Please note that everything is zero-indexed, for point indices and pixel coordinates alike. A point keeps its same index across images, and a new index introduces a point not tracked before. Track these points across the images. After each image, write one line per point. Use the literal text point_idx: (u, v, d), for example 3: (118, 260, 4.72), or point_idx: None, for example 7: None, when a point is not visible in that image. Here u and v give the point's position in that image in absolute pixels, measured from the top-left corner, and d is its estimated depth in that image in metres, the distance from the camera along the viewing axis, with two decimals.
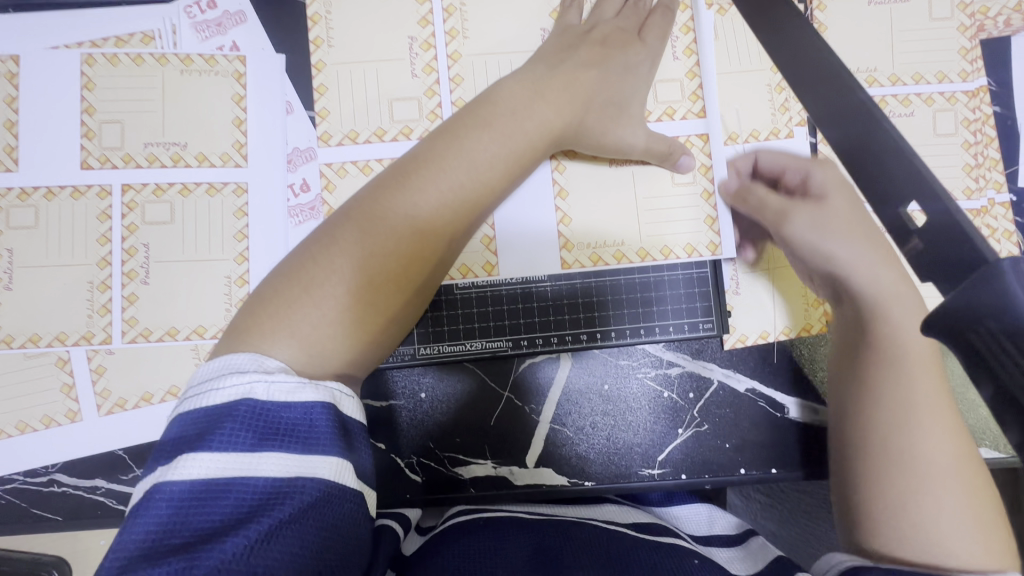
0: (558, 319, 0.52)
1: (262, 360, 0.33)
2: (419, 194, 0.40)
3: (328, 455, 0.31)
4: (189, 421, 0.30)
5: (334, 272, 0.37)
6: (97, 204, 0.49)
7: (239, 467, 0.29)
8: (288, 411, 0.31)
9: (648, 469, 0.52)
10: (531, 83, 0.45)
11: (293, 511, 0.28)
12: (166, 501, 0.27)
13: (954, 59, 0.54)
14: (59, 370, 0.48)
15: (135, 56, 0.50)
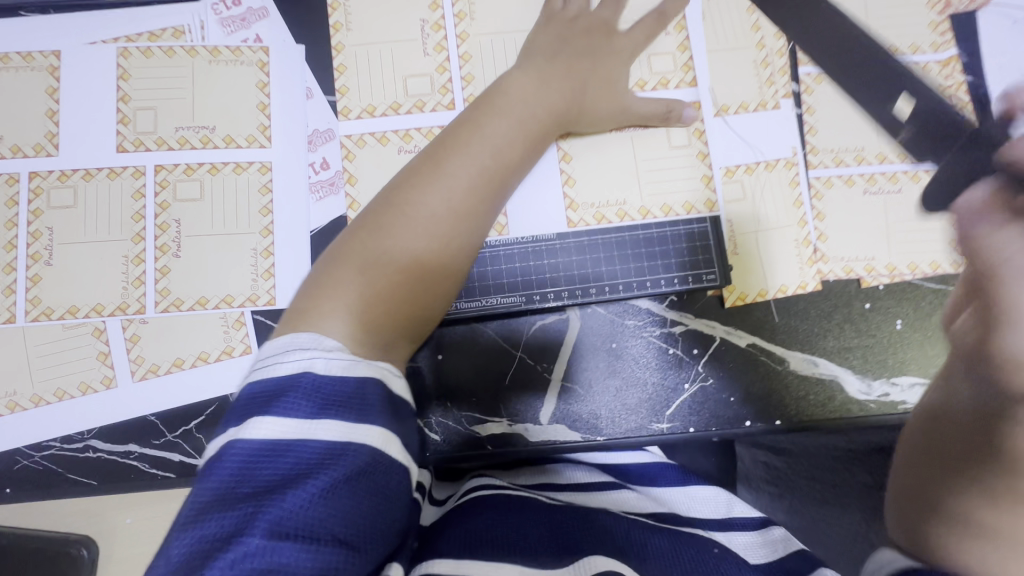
0: (575, 291, 0.55)
1: (322, 340, 0.35)
2: (426, 197, 0.44)
3: (375, 425, 0.33)
4: (257, 390, 0.33)
5: (381, 254, 0.41)
6: (132, 183, 0.52)
7: (299, 432, 0.31)
8: (344, 383, 0.33)
9: (658, 423, 0.54)
10: (538, 77, 0.51)
11: (341, 474, 0.31)
12: (238, 458, 0.30)
13: (925, 32, 0.58)
14: (95, 339, 0.50)
15: (167, 49, 0.54)
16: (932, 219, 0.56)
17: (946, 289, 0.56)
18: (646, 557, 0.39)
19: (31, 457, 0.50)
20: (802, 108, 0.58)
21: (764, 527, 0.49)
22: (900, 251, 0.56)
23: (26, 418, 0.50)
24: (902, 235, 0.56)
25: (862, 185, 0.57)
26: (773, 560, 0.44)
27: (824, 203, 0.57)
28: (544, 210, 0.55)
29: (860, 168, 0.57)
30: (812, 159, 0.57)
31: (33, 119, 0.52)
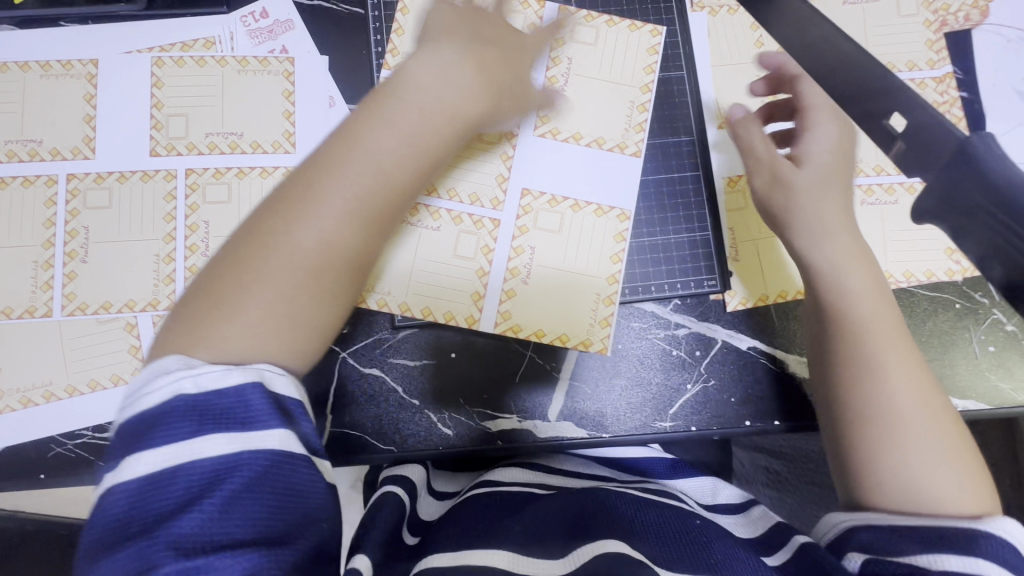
0: (615, 279, 0.56)
1: (187, 359, 0.36)
2: (318, 199, 0.41)
3: (265, 429, 0.35)
4: (131, 423, 0.35)
5: (294, 222, 0.41)
6: (164, 185, 0.55)
7: (181, 456, 0.33)
8: (217, 397, 0.35)
9: (661, 422, 0.56)
10: (449, 62, 0.48)
11: (240, 484, 0.33)
12: (123, 499, 0.32)
13: (922, 50, 0.60)
14: (127, 334, 0.53)
15: (198, 58, 0.57)
16: (927, 230, 0.58)
17: (940, 297, 0.59)
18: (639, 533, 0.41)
19: (64, 445, 0.52)
20: None
21: (744, 510, 0.51)
22: (896, 260, 0.58)
23: (59, 407, 0.52)
24: (897, 244, 0.59)
25: (859, 196, 0.59)
26: (757, 534, 0.46)
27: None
28: (557, 213, 0.57)
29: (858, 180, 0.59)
30: None
31: (71, 123, 0.55)
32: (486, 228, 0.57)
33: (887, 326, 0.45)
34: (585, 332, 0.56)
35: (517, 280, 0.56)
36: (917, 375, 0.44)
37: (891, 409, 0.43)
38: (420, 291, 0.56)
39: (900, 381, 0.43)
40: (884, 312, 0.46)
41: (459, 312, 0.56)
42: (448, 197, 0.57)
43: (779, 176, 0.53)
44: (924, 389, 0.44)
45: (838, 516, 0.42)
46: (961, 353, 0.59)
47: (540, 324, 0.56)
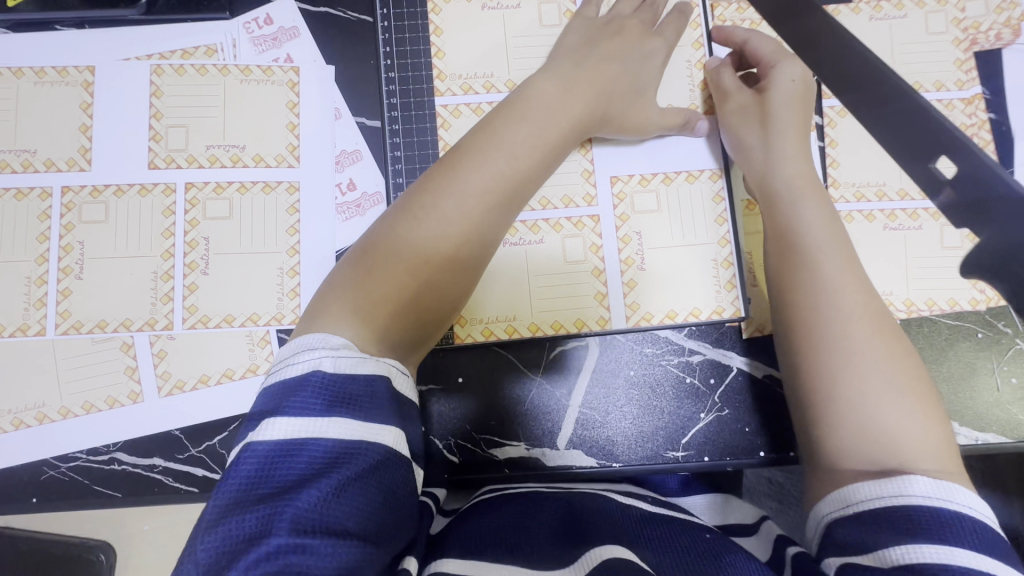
0: (730, 262, 0.54)
1: (329, 338, 0.37)
2: (442, 207, 0.43)
3: (385, 424, 0.35)
4: (271, 391, 0.35)
5: (417, 225, 0.42)
6: (162, 200, 0.53)
7: (313, 429, 0.33)
8: (352, 382, 0.35)
9: (673, 451, 0.55)
10: (562, 83, 0.50)
11: (355, 470, 0.33)
12: (254, 459, 0.32)
13: (950, 70, 0.58)
14: (123, 354, 0.51)
15: (199, 66, 0.55)
16: (950, 257, 0.57)
17: (962, 326, 0.57)
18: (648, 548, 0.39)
19: (57, 468, 0.51)
20: (824, 142, 0.58)
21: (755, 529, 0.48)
22: (918, 288, 0.57)
23: (54, 429, 0.51)
24: (920, 271, 0.57)
25: (882, 220, 0.57)
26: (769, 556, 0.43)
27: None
28: (652, 192, 0.55)
29: (880, 204, 0.58)
30: (833, 193, 0.58)
31: (66, 133, 0.53)
32: (588, 227, 0.55)
33: (841, 264, 0.47)
34: (715, 300, 0.54)
35: (634, 268, 0.55)
36: (884, 344, 0.44)
37: (843, 354, 0.44)
38: (542, 305, 0.54)
39: (845, 323, 0.44)
40: (839, 248, 0.48)
41: (520, 321, 0.54)
42: (540, 208, 0.55)
43: (742, 119, 0.54)
44: (903, 372, 0.43)
45: (822, 510, 0.40)
46: (982, 384, 0.57)
47: (646, 309, 0.54)
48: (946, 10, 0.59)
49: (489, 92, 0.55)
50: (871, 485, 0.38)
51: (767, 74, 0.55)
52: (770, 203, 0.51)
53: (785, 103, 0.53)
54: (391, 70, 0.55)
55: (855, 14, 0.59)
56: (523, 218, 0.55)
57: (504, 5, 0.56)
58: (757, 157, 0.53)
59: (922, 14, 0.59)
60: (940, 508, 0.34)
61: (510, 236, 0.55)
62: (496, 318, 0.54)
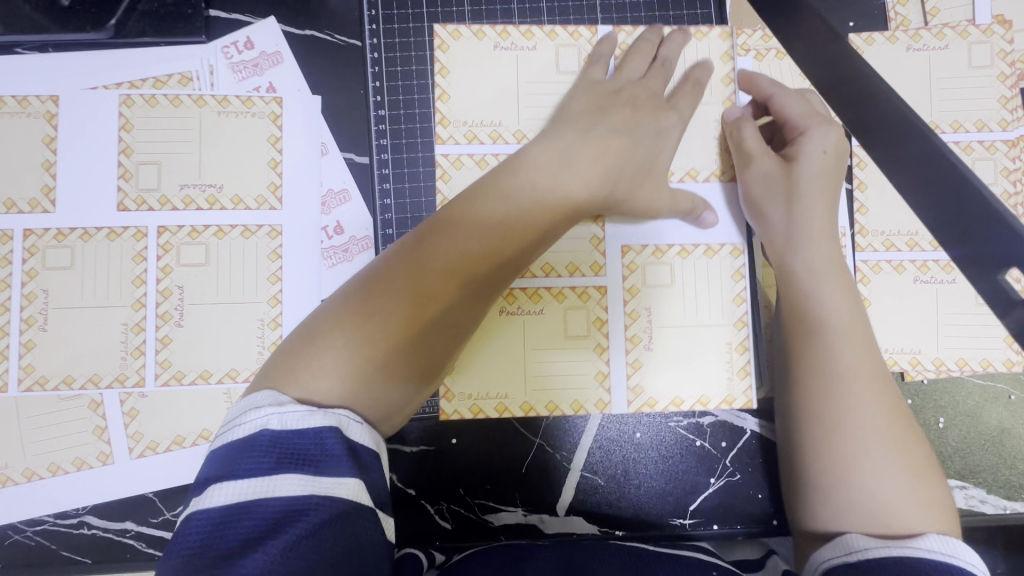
0: (745, 347, 0.51)
1: (276, 396, 0.33)
2: (450, 251, 0.39)
3: (339, 473, 0.31)
4: (215, 455, 0.31)
5: (468, 218, 0.40)
6: (133, 245, 0.49)
7: (259, 490, 0.29)
8: (301, 436, 0.31)
9: (680, 519, 0.51)
10: (573, 121, 0.45)
11: (308, 529, 0.29)
12: (195, 529, 0.28)
13: (994, 108, 0.53)
14: (92, 413, 0.48)
15: (172, 97, 0.50)
16: (985, 314, 0.52)
17: (993, 387, 0.53)
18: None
19: (24, 532, 0.48)
20: (852, 184, 0.54)
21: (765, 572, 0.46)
22: (949, 346, 0.52)
23: (19, 491, 0.47)
24: (951, 328, 0.53)
25: (913, 272, 0.53)
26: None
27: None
28: (666, 264, 0.51)
29: (911, 254, 0.53)
30: (860, 241, 0.53)
31: (28, 171, 0.49)
32: (594, 299, 0.51)
33: (854, 344, 0.43)
34: (725, 389, 0.50)
35: (641, 347, 0.51)
36: (898, 435, 0.41)
37: (855, 457, 0.40)
38: (542, 382, 0.50)
39: (859, 419, 0.41)
40: (858, 326, 0.44)
41: (513, 399, 0.50)
42: (543, 274, 0.51)
43: (762, 190, 0.49)
44: (914, 461, 0.40)
45: (821, 556, 0.38)
46: (1013, 449, 0.53)
47: (650, 394, 0.50)
48: (992, 40, 0.53)
49: (495, 143, 0.50)
50: (875, 536, 0.37)
51: (796, 140, 0.49)
52: (787, 280, 0.47)
53: (813, 179, 0.47)
54: (381, 108, 0.51)
55: (891, 44, 0.54)
56: (523, 286, 0.51)
57: (519, 45, 0.51)
58: (778, 231, 0.48)
59: (966, 44, 0.53)
60: (948, 563, 0.34)
61: (508, 305, 0.51)
62: (488, 394, 0.50)
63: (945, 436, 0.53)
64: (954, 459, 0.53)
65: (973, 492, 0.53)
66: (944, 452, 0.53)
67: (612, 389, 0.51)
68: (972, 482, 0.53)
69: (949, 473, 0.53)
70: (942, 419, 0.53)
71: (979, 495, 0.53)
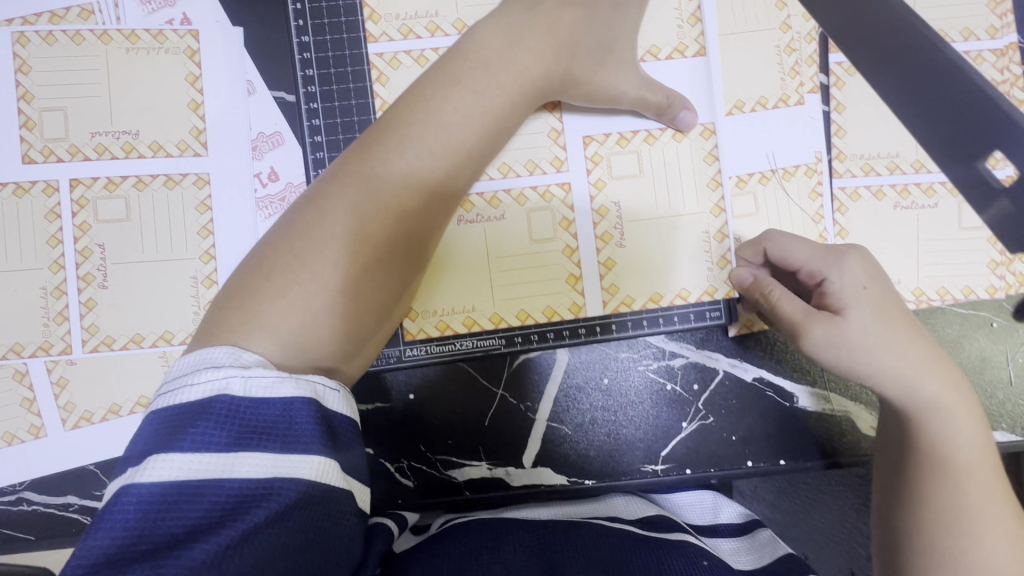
0: (724, 233, 0.47)
1: (239, 354, 0.29)
2: (406, 154, 0.36)
3: (308, 455, 0.27)
4: (162, 418, 0.27)
5: (420, 136, 0.37)
6: (44, 201, 0.44)
7: (211, 469, 0.25)
8: (265, 408, 0.27)
9: (651, 464, 0.49)
10: (512, 35, 0.40)
11: (270, 516, 0.26)
12: (134, 507, 0.24)
13: (981, 13, 0.49)
14: (17, 384, 0.44)
15: (73, 34, 0.45)
16: (967, 239, 0.49)
17: (976, 316, 0.50)
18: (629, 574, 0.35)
19: None
20: (830, 105, 0.49)
21: (748, 532, 0.45)
22: (930, 274, 0.49)
23: None
24: (933, 256, 0.50)
25: (893, 197, 0.49)
26: (762, 564, 0.41)
27: (768, 188, 0.48)
28: (632, 153, 0.46)
29: (891, 178, 0.49)
30: (838, 166, 0.49)
31: None
32: (557, 198, 0.46)
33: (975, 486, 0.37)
34: (706, 280, 0.47)
35: (612, 246, 0.47)
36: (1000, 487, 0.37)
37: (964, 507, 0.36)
38: (510, 291, 0.47)
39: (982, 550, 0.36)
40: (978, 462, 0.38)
41: (482, 312, 0.47)
42: (501, 177, 0.46)
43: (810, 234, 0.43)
44: None
45: None
46: (996, 379, 0.50)
47: (626, 292, 0.47)
48: None
49: (433, 36, 0.45)
50: None
51: (821, 292, 0.42)
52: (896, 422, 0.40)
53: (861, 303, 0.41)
54: (304, 33, 0.45)
55: None
56: (479, 189, 0.46)
57: None
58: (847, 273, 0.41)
59: None
60: None
61: (466, 213, 0.46)
62: (453, 309, 0.47)
63: None
64: None
65: None
66: None
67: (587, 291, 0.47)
68: None
69: None
70: None
71: None
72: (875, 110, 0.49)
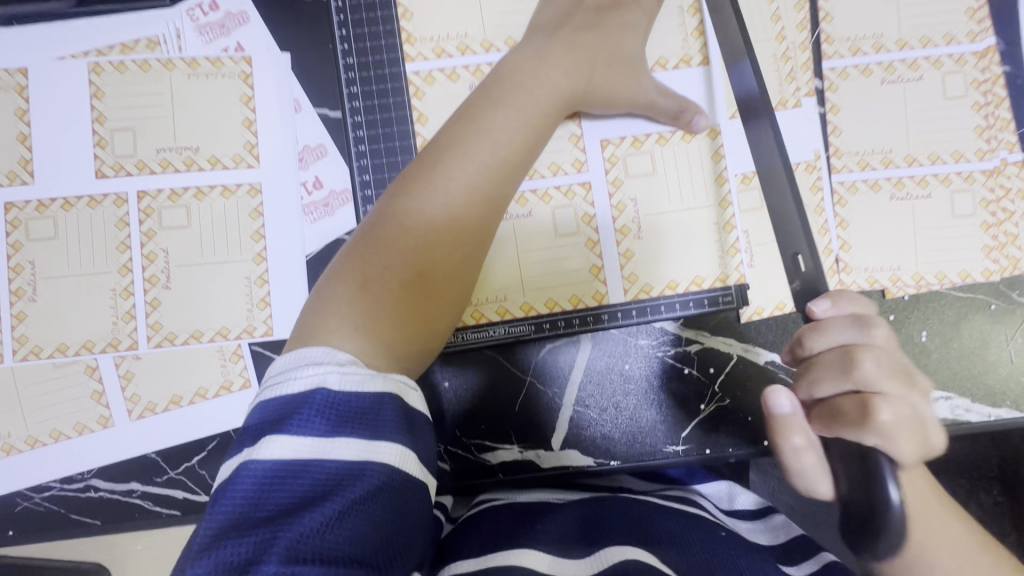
0: (733, 225, 0.50)
1: (334, 352, 0.34)
2: (466, 164, 0.41)
3: (392, 443, 0.32)
4: (271, 406, 0.32)
5: (473, 151, 0.41)
6: (114, 212, 0.49)
7: (315, 450, 0.30)
8: (357, 400, 0.32)
9: (673, 445, 0.52)
10: (537, 57, 0.45)
11: (362, 494, 0.30)
12: (253, 479, 0.29)
13: (961, 20, 0.53)
14: (88, 378, 0.49)
15: (141, 62, 0.50)
16: (961, 226, 0.53)
17: (974, 298, 0.53)
18: (662, 534, 0.38)
19: (32, 498, 0.49)
20: (825, 107, 0.53)
21: (764, 518, 0.46)
22: (928, 261, 0.53)
23: (25, 459, 0.49)
24: (930, 243, 0.53)
25: (889, 190, 0.53)
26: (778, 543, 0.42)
27: None
28: (646, 153, 0.51)
29: (886, 172, 0.53)
30: (835, 162, 0.53)
31: (5, 144, 0.49)
32: (578, 195, 0.51)
33: None
34: (718, 268, 0.51)
35: (631, 238, 0.51)
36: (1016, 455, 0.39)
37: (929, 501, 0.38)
38: (538, 282, 0.51)
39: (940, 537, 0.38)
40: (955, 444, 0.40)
41: (512, 301, 0.51)
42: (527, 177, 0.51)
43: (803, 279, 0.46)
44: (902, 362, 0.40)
45: None
46: (996, 358, 0.53)
47: (645, 280, 0.51)
48: None
49: (463, 55, 0.50)
50: None
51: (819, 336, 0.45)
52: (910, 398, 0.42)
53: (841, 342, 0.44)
54: (348, 56, 0.50)
55: None
56: None
57: None
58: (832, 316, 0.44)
59: None
60: None
61: None
62: (488, 299, 0.51)
63: (928, 349, 0.53)
64: (938, 370, 0.53)
65: (959, 402, 0.53)
66: (928, 366, 0.53)
67: (608, 279, 0.51)
68: (956, 391, 0.52)
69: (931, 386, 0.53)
70: (924, 333, 0.53)
71: (964, 404, 0.52)
72: (868, 111, 0.53)
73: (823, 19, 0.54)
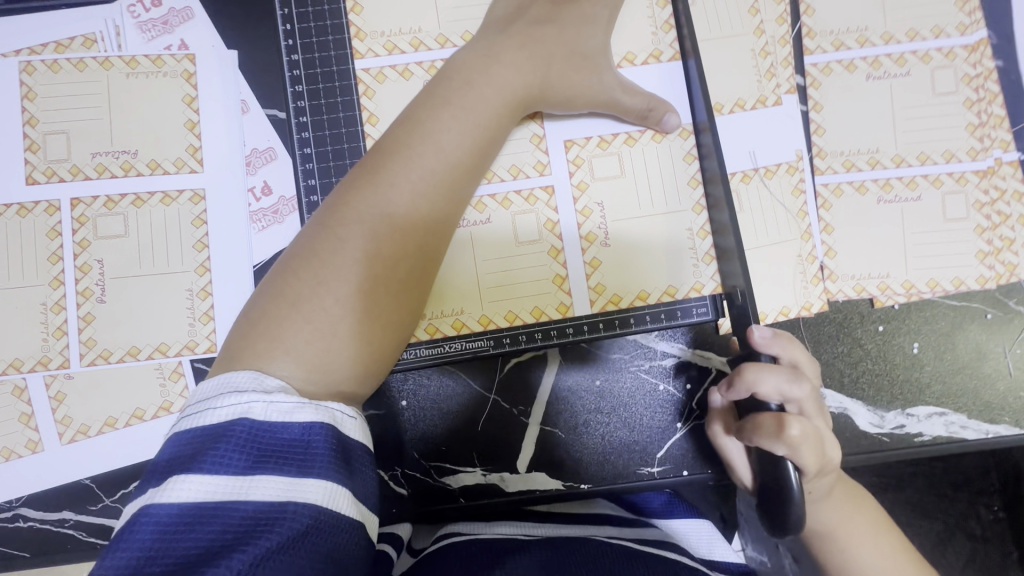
0: (707, 231, 0.47)
1: (263, 378, 0.31)
2: (412, 169, 0.38)
3: (323, 480, 0.28)
4: (184, 440, 0.28)
5: (420, 155, 0.39)
6: (46, 220, 0.46)
7: (231, 491, 0.26)
8: (284, 432, 0.29)
9: (647, 467, 0.48)
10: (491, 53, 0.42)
11: (284, 540, 0.26)
12: (153, 527, 0.25)
13: (950, 12, 0.50)
14: (16, 399, 0.45)
15: (76, 61, 0.47)
16: (955, 230, 0.49)
17: (969, 307, 0.49)
18: None
19: None
20: (807, 105, 0.50)
21: None
22: (919, 267, 0.49)
23: None
24: (921, 248, 0.49)
25: (876, 192, 0.50)
26: None
27: (751, 186, 0.49)
28: (614, 155, 0.48)
29: (873, 173, 0.50)
30: (818, 163, 0.50)
31: None
32: (542, 200, 0.47)
33: None
34: (692, 277, 0.47)
35: (597, 245, 0.47)
36: None
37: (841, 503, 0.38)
38: (498, 293, 0.47)
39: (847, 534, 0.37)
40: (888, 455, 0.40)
41: (470, 314, 0.47)
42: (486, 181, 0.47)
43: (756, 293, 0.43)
44: None
45: None
46: (993, 371, 0.49)
47: (614, 291, 0.47)
48: None
49: (418, 51, 0.47)
50: None
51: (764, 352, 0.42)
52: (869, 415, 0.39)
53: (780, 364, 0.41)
54: (294, 53, 0.47)
55: None
56: None
57: None
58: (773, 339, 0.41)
59: None
60: None
61: None
62: (443, 313, 0.47)
63: (920, 361, 0.49)
64: (931, 384, 0.49)
65: (954, 418, 0.49)
66: (921, 380, 0.49)
67: (574, 290, 0.47)
68: (950, 407, 0.49)
69: (924, 401, 0.49)
70: (916, 344, 0.49)
71: (959, 420, 0.49)
72: (852, 109, 0.50)
73: (803, 12, 0.51)
